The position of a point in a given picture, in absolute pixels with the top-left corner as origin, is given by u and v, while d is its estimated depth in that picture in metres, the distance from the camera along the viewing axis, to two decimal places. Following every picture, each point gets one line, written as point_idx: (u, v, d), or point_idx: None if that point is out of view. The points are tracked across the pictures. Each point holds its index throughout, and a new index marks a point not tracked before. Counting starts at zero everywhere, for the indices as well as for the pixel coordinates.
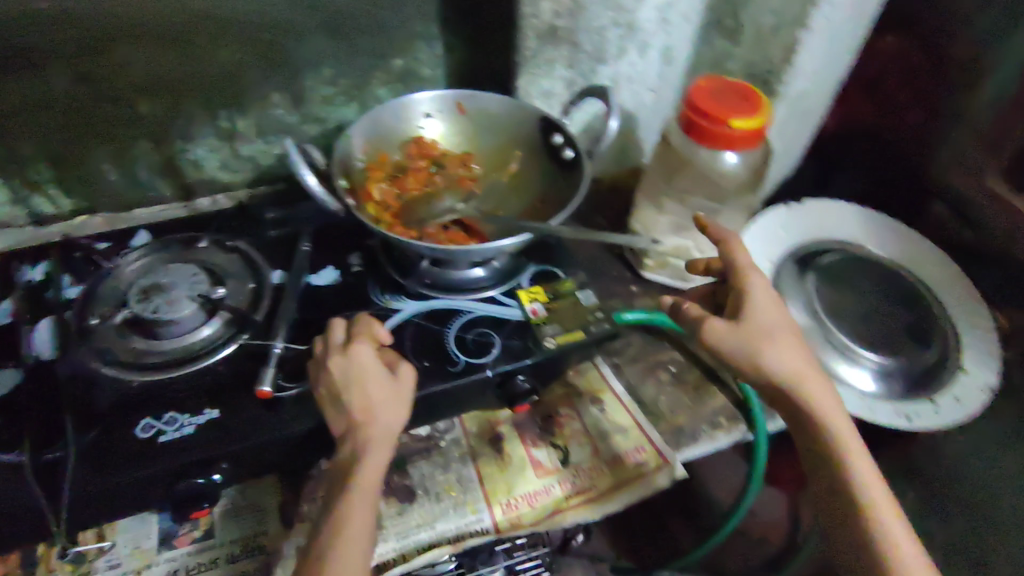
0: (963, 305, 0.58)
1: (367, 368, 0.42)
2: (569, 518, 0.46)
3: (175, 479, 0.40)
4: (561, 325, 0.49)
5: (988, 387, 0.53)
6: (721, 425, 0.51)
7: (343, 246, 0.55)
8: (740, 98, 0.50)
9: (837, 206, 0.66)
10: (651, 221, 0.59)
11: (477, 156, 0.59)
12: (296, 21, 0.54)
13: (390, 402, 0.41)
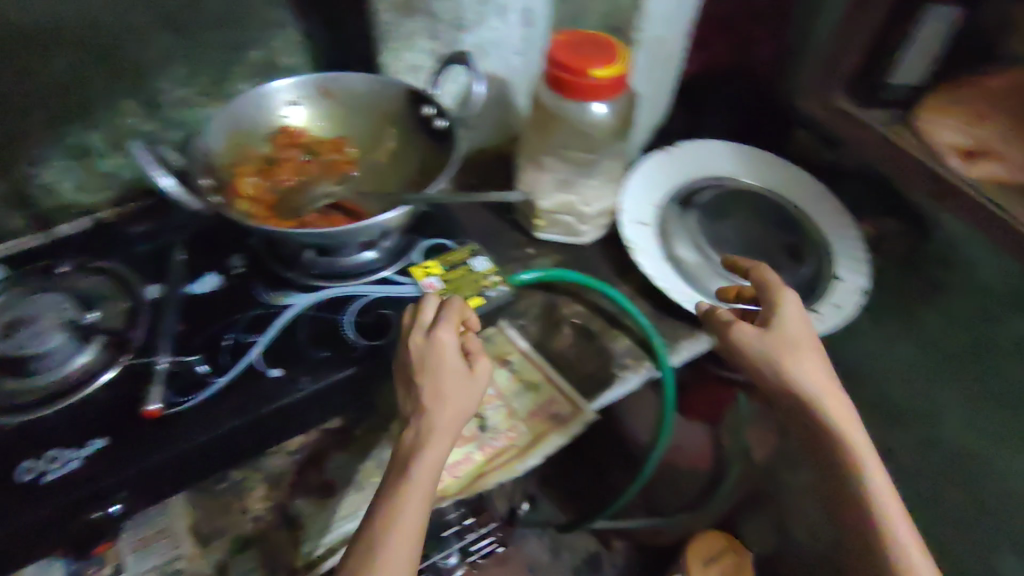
0: (833, 225, 0.48)
1: (446, 361, 0.33)
2: (494, 481, 0.37)
3: (70, 521, 0.29)
4: (457, 293, 0.38)
5: (863, 290, 0.44)
6: (627, 365, 0.41)
7: (225, 249, 0.39)
8: (592, 43, 0.39)
9: (708, 147, 0.52)
10: (532, 181, 0.45)
11: (353, 135, 0.42)
12: (122, 15, 0.38)
13: (462, 401, 0.33)
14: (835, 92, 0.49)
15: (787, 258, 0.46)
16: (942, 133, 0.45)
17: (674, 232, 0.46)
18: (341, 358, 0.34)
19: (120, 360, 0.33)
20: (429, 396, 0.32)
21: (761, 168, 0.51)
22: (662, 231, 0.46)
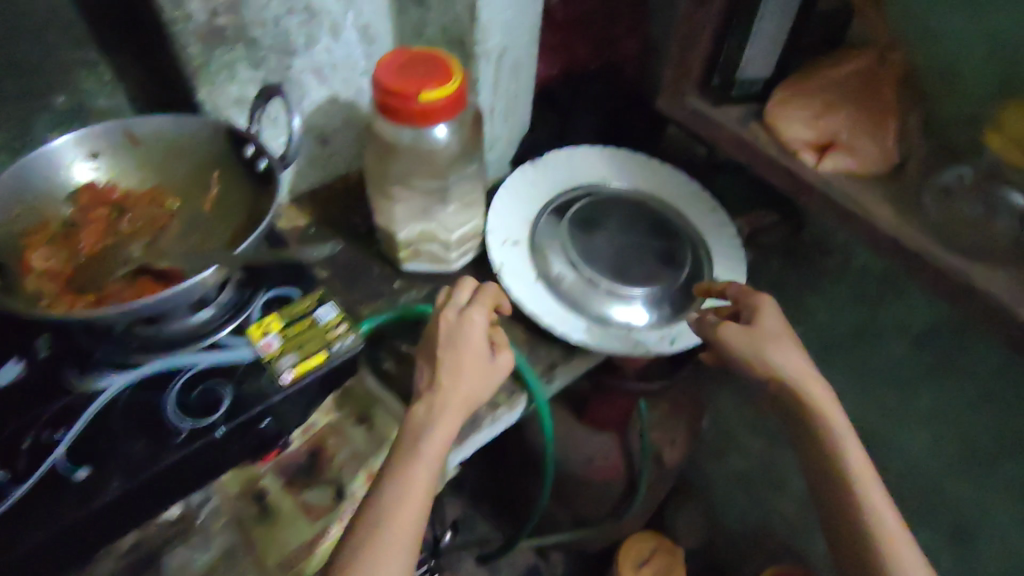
0: (712, 225, 0.66)
1: (474, 347, 0.51)
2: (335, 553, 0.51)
3: None
4: (298, 351, 0.48)
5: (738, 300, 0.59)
6: (503, 402, 0.57)
7: (18, 341, 0.49)
8: (416, 66, 0.51)
9: (584, 154, 0.71)
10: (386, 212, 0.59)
11: (168, 185, 0.52)
12: None
13: (476, 381, 0.50)
14: (688, 93, 0.57)
15: (658, 263, 0.62)
16: (794, 127, 0.53)
17: (547, 247, 0.63)
18: (165, 441, 0.43)
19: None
20: (461, 354, 0.51)
21: (620, 174, 0.70)
22: (533, 247, 0.63)
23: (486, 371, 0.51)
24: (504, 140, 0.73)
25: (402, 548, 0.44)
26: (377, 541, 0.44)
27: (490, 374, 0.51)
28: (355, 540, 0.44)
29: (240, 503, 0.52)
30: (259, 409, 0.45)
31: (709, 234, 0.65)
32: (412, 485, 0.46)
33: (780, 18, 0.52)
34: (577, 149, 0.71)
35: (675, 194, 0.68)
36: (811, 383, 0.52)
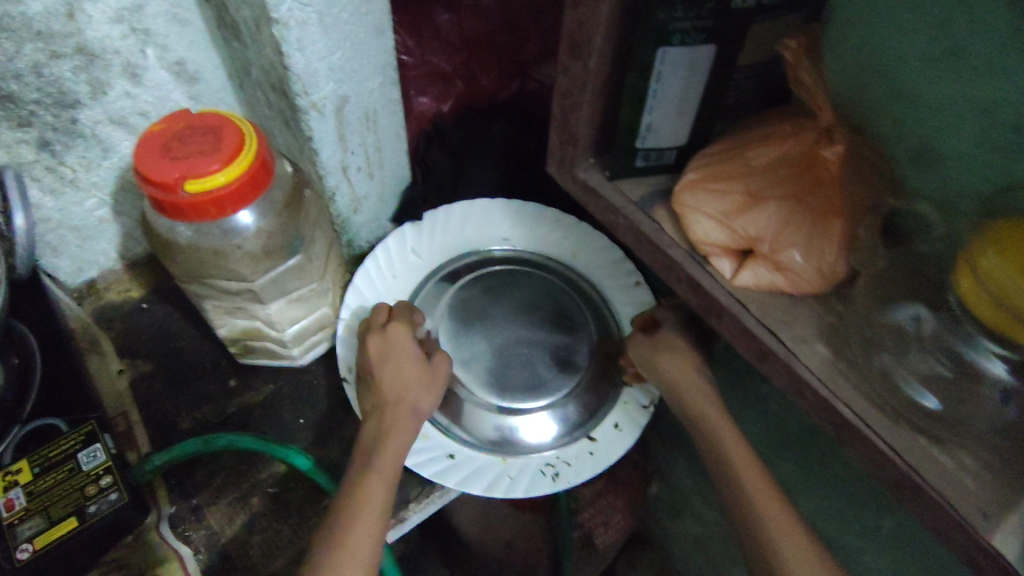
0: (615, 291, 0.71)
1: (404, 354, 0.61)
2: None
3: None
4: (44, 520, 0.51)
5: (622, 437, 0.65)
6: None
7: None
8: (194, 142, 0.51)
9: (466, 215, 0.73)
10: (204, 305, 0.61)
11: None
12: None
13: (418, 385, 0.60)
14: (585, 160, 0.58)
15: (562, 367, 0.68)
16: (707, 229, 0.51)
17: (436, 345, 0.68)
18: None
19: None
20: (397, 368, 0.60)
21: (534, 242, 0.74)
22: (455, 340, 0.68)
23: (433, 380, 0.61)
24: (381, 189, 0.72)
25: (373, 533, 0.50)
26: (363, 503, 0.51)
27: (433, 382, 0.61)
28: (353, 502, 0.51)
29: None
30: None
31: (620, 308, 0.71)
32: (383, 465, 0.54)
33: (683, 77, 0.50)
34: (456, 207, 0.73)
35: (594, 288, 0.72)
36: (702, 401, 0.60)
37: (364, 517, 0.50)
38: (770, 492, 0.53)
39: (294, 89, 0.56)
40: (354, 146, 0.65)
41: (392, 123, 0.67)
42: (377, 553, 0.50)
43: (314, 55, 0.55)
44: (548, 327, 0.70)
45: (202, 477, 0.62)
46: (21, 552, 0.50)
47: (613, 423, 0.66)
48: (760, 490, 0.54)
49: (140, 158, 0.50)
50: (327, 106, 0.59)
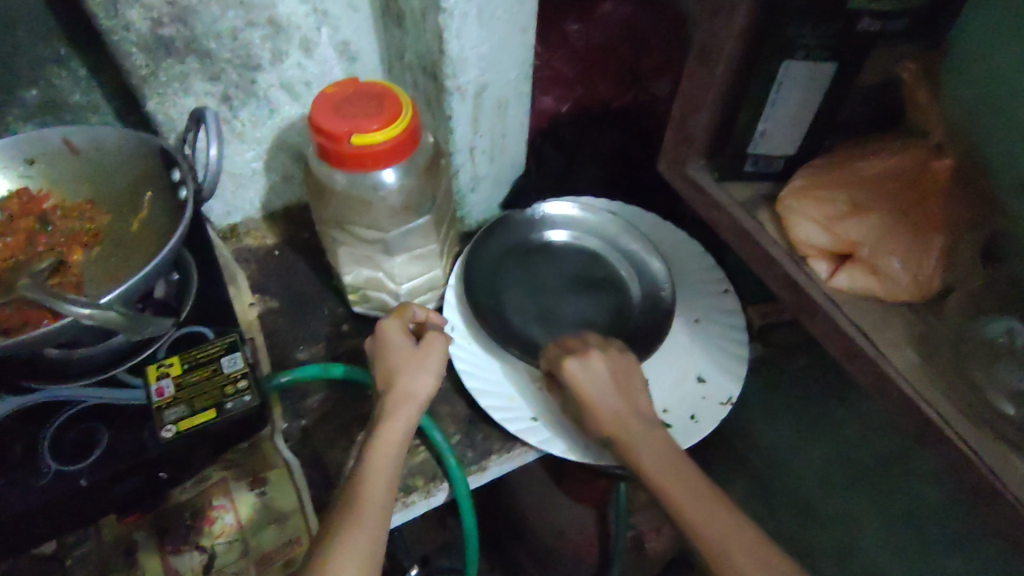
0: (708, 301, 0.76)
1: (394, 340, 0.63)
2: None
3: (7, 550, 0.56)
4: (187, 408, 0.58)
5: (701, 426, 0.68)
6: (418, 488, 0.64)
7: None
8: (360, 106, 0.59)
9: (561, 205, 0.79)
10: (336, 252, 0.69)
11: (112, 193, 0.65)
12: None
13: (405, 369, 0.61)
14: (694, 158, 0.64)
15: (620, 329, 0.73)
16: (809, 231, 0.55)
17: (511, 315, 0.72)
18: (25, 482, 0.54)
19: None
20: (388, 360, 0.62)
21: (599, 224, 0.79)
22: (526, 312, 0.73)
23: (420, 359, 0.61)
24: (494, 176, 0.79)
25: (370, 518, 0.52)
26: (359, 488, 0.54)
27: (421, 360, 0.61)
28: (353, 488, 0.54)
29: (110, 554, 0.58)
30: (113, 467, 0.55)
31: (712, 319, 0.75)
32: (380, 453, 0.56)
33: (802, 90, 0.55)
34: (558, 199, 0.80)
35: (688, 293, 0.77)
36: (644, 453, 0.56)
37: (359, 505, 0.53)
38: (729, 525, 0.50)
39: (446, 72, 0.65)
40: (484, 128, 0.72)
41: (518, 114, 0.74)
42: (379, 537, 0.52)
43: (468, 43, 0.63)
44: (624, 261, 0.76)
45: (313, 402, 0.69)
46: (166, 431, 0.57)
47: (695, 418, 0.68)
48: (707, 539, 0.50)
49: (317, 112, 0.59)
50: (472, 90, 0.67)
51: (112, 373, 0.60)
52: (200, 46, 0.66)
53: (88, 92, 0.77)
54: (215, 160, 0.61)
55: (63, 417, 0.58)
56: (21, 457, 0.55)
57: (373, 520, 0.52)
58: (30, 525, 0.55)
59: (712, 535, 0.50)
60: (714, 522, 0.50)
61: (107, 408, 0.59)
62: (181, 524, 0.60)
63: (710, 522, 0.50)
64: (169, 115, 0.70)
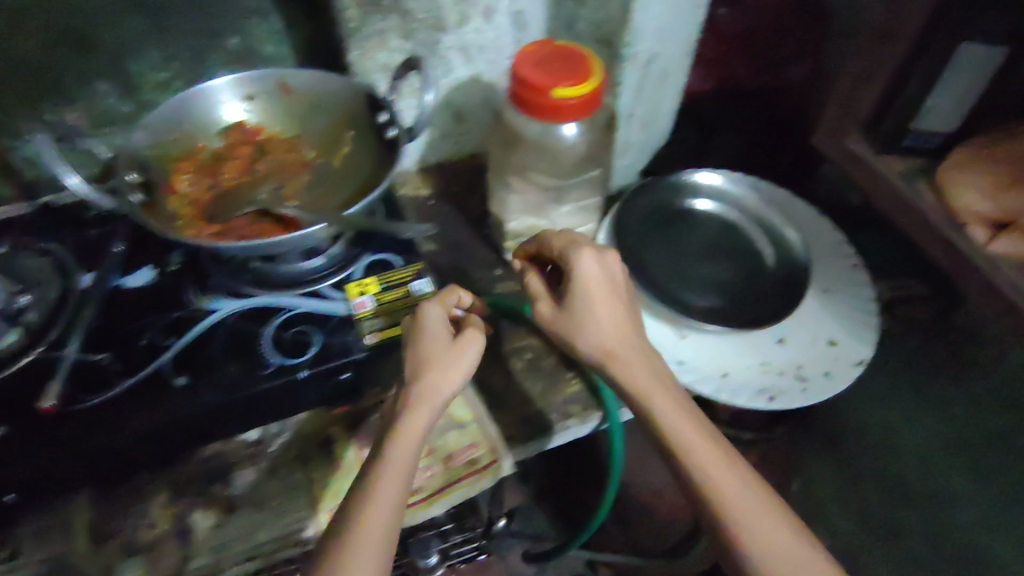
0: (842, 277, 0.81)
1: (427, 326, 0.61)
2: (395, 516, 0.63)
3: (220, 432, 0.63)
4: (387, 320, 0.66)
5: (837, 384, 0.73)
6: (574, 415, 0.70)
7: (162, 247, 0.71)
8: (557, 63, 0.65)
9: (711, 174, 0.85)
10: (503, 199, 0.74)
11: (319, 128, 0.73)
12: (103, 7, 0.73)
13: (435, 358, 0.58)
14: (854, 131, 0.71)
15: (755, 291, 0.78)
16: (969, 199, 0.61)
17: (656, 267, 0.79)
18: (254, 371, 0.62)
19: (121, 383, 0.60)
20: (422, 347, 0.59)
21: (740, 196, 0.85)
22: (671, 269, 0.80)
23: (452, 353, 0.59)
24: (642, 145, 0.85)
25: (385, 500, 0.52)
26: (378, 477, 0.53)
27: (451, 356, 0.59)
28: (371, 476, 0.53)
29: (314, 447, 0.67)
30: (332, 367, 0.63)
31: (844, 290, 0.80)
32: (401, 442, 0.54)
33: (971, 74, 0.61)
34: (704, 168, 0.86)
35: (821, 265, 0.82)
36: (661, 404, 0.58)
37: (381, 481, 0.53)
38: (753, 490, 0.54)
39: (625, 41, 0.71)
40: (645, 97, 0.78)
41: (675, 85, 0.80)
42: (395, 507, 0.52)
43: (651, 17, 0.69)
44: (757, 232, 0.83)
45: None
46: (370, 338, 0.65)
47: (831, 374, 0.74)
48: (728, 507, 0.53)
49: (521, 65, 0.65)
50: (644, 60, 0.74)
51: (316, 287, 0.69)
52: (403, 6, 0.73)
53: (279, 44, 0.84)
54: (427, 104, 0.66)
55: (279, 320, 0.66)
56: (246, 347, 0.64)
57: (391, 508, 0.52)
58: (252, 410, 0.62)
59: (738, 504, 0.53)
60: (738, 492, 0.54)
61: (312, 315, 0.67)
62: (373, 424, 0.69)
63: (734, 489, 0.54)
64: (365, 69, 0.77)
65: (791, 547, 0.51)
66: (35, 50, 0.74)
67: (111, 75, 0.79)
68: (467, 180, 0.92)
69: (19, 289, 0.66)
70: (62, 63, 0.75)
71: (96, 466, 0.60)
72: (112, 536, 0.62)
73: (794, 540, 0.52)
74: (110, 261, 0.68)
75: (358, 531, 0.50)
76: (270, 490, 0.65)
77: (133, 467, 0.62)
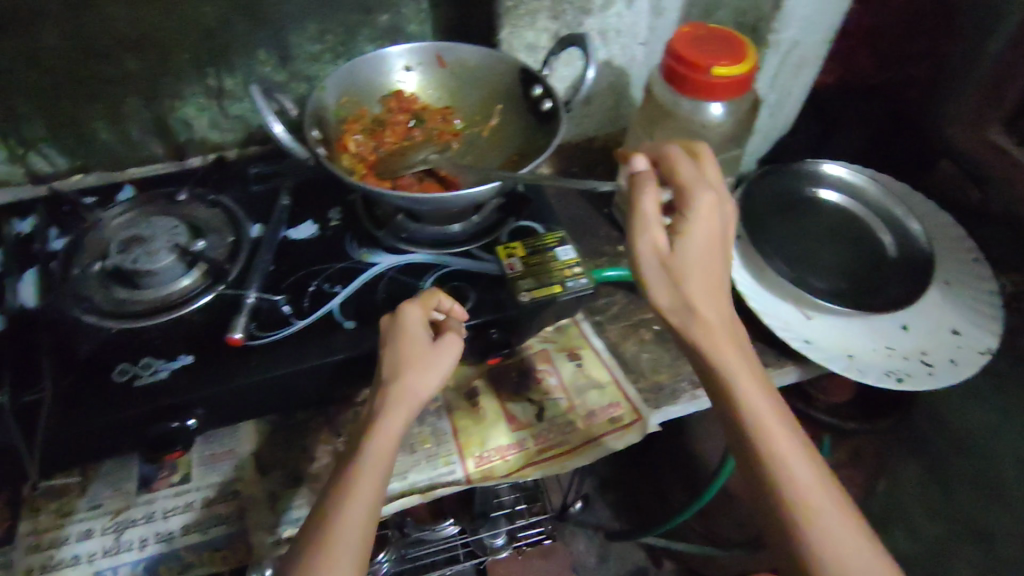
0: (962, 270, 0.82)
1: (409, 326, 0.59)
2: (539, 465, 0.65)
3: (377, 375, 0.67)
4: (537, 281, 0.69)
5: (963, 371, 0.74)
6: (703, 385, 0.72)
7: (326, 204, 0.76)
8: (713, 44, 0.68)
9: (831, 166, 0.88)
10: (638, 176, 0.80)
11: (473, 101, 0.77)
12: None
13: (415, 360, 0.58)
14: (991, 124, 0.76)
15: (876, 276, 0.80)
16: None
17: (779, 251, 0.83)
18: None
19: (296, 321, 0.64)
20: (402, 351, 0.58)
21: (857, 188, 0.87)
22: (793, 255, 0.83)
23: (432, 356, 0.58)
24: (765, 133, 0.89)
25: (361, 505, 0.52)
26: (353, 479, 0.53)
27: (431, 359, 0.58)
28: (347, 477, 0.53)
29: (456, 397, 0.70)
30: (492, 320, 0.66)
31: (965, 283, 0.81)
32: (372, 449, 0.54)
33: None
34: (825, 160, 0.89)
35: (941, 258, 0.84)
36: (746, 390, 0.54)
37: (354, 487, 0.52)
38: (826, 490, 0.51)
39: (770, 27, 0.75)
40: (778, 83, 0.81)
41: (808, 74, 0.83)
42: (373, 509, 0.52)
43: (801, 6, 0.73)
44: (878, 220, 0.84)
45: (603, 304, 0.80)
46: (524, 296, 0.67)
47: (956, 362, 0.75)
48: (803, 505, 0.50)
49: (678, 44, 0.68)
50: (784, 47, 0.77)
51: (468, 248, 0.73)
52: None
53: (422, 23, 0.89)
54: (590, 80, 0.70)
55: (434, 275, 0.70)
56: (406, 297, 0.68)
57: (365, 511, 0.52)
58: None
59: (810, 501, 0.50)
60: (812, 491, 0.51)
61: (466, 272, 0.71)
62: (513, 380, 0.72)
63: (808, 486, 0.51)
64: (512, 46, 0.82)
65: (859, 552, 0.49)
66: (211, 16, 0.79)
67: (270, 44, 0.84)
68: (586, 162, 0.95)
69: (194, 234, 0.71)
70: (233, 30, 0.81)
71: (268, 400, 0.64)
72: (278, 467, 0.66)
73: (864, 545, 0.49)
74: (278, 215, 0.74)
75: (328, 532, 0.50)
76: (416, 435, 0.68)
77: (295, 402, 0.66)
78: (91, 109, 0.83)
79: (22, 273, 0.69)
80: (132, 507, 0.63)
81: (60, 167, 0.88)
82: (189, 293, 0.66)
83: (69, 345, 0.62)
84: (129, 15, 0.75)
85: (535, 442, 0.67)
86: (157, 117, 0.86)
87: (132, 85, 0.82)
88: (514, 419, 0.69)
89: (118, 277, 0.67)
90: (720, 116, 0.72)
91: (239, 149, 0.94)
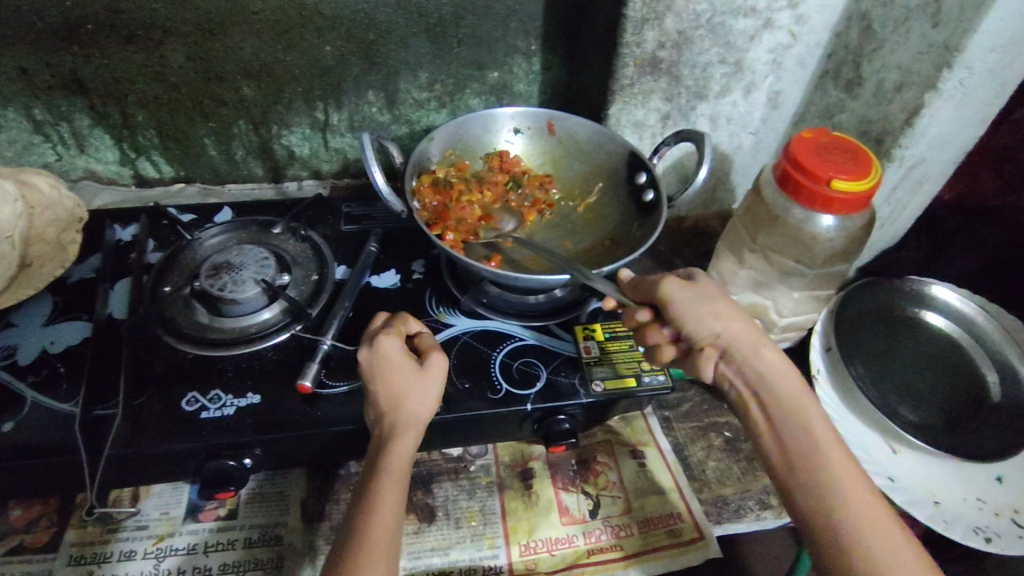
0: None
1: (389, 357, 0.58)
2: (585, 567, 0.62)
3: (435, 441, 0.66)
4: (611, 371, 0.67)
5: None
6: (770, 508, 0.67)
7: (412, 256, 0.77)
8: (836, 154, 0.65)
9: (938, 287, 0.83)
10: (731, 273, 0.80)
11: (573, 174, 0.77)
12: (400, 33, 0.80)
13: (407, 387, 0.57)
14: None
15: (972, 411, 0.74)
16: None
17: (870, 370, 0.77)
18: (485, 393, 0.64)
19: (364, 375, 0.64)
20: (390, 380, 0.57)
21: (957, 309, 0.81)
22: (886, 377, 0.77)
23: (425, 381, 0.58)
24: (874, 241, 0.85)
25: (385, 536, 0.51)
26: (373, 510, 0.52)
27: (423, 383, 0.58)
28: (366, 509, 0.52)
29: (510, 476, 0.68)
30: (563, 409, 0.64)
31: None
32: (388, 474, 0.53)
33: None
34: (925, 278, 0.84)
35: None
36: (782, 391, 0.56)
37: (372, 520, 0.51)
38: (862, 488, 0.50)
39: (898, 141, 0.71)
40: (895, 193, 0.77)
41: (927, 192, 0.79)
42: (393, 541, 0.52)
43: (935, 124, 0.68)
44: (984, 356, 0.78)
45: (675, 398, 0.76)
46: (596, 385, 0.65)
47: None
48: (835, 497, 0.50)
49: (800, 150, 0.65)
50: (908, 162, 0.73)
51: (547, 323, 0.71)
52: (677, 71, 0.75)
53: (530, 84, 0.89)
54: (701, 178, 0.68)
55: (507, 347, 0.68)
56: (477, 367, 0.66)
57: (392, 534, 0.52)
58: (473, 428, 0.64)
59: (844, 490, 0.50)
60: (851, 488, 0.50)
61: (540, 350, 0.68)
62: (570, 468, 0.69)
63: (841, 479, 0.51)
64: (621, 121, 0.80)
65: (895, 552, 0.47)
66: (329, 55, 0.80)
67: (380, 87, 0.85)
68: (674, 240, 0.93)
69: (280, 267, 0.71)
70: (348, 71, 0.82)
71: (323, 450, 0.63)
72: (322, 517, 0.64)
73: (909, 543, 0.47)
74: (364, 259, 0.74)
75: (366, 549, 0.50)
76: (464, 510, 0.66)
77: (350, 455, 0.65)
78: (202, 126, 0.86)
79: (114, 282, 0.71)
80: (175, 534, 0.62)
81: (164, 174, 0.91)
82: (268, 329, 0.66)
83: (146, 363, 0.63)
84: (252, 45, 0.77)
85: (584, 541, 0.64)
86: (261, 140, 0.89)
87: (244, 108, 0.84)
88: (566, 512, 0.66)
89: (203, 299, 0.68)
90: (829, 226, 0.68)
91: (333, 180, 0.96)
